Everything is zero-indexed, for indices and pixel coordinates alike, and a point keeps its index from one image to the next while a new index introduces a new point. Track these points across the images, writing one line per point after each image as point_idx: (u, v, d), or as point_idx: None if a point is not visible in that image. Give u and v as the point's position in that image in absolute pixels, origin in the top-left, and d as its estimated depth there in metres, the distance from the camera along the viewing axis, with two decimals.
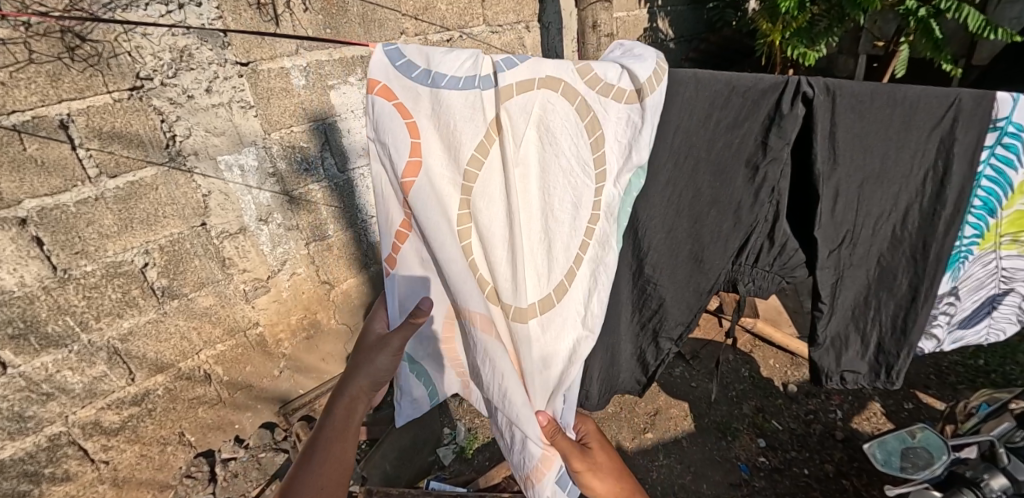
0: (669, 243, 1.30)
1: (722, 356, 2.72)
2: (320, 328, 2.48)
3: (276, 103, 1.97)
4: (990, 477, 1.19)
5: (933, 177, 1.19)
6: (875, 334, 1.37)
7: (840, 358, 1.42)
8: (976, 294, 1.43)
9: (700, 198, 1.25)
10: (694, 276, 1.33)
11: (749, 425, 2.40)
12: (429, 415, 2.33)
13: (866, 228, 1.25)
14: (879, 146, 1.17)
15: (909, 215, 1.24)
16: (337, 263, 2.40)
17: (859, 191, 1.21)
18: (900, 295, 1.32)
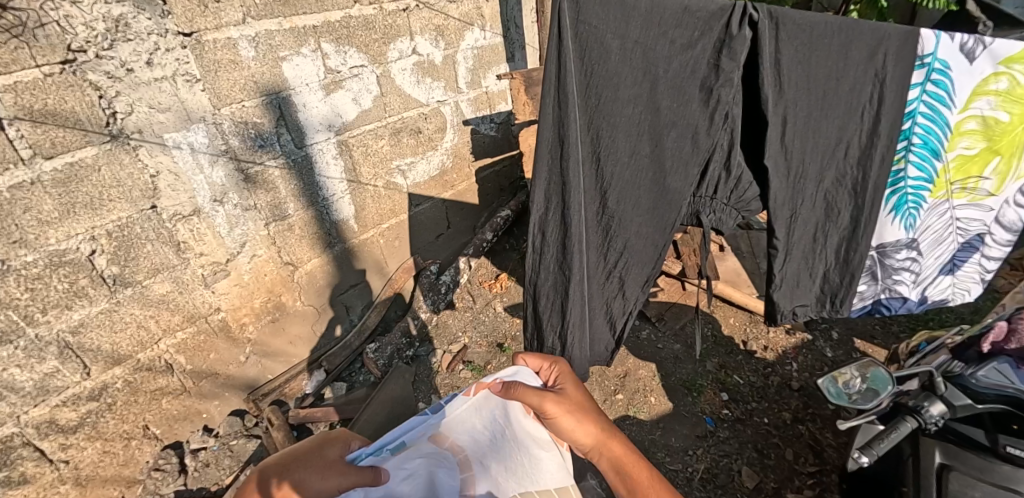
0: (631, 182, 1.39)
1: (686, 317, 2.82)
2: (285, 310, 2.42)
3: (224, 75, 1.86)
4: (930, 405, 1.33)
5: (869, 110, 1.37)
6: (822, 268, 1.53)
7: (794, 296, 1.53)
8: (938, 249, 1.61)
9: (662, 140, 1.34)
10: (659, 205, 1.42)
11: (712, 381, 2.53)
12: (402, 392, 2.37)
13: (812, 163, 1.39)
14: (823, 77, 1.30)
15: (851, 148, 1.41)
16: (300, 243, 2.34)
17: (808, 121, 1.34)
18: (844, 226, 1.49)
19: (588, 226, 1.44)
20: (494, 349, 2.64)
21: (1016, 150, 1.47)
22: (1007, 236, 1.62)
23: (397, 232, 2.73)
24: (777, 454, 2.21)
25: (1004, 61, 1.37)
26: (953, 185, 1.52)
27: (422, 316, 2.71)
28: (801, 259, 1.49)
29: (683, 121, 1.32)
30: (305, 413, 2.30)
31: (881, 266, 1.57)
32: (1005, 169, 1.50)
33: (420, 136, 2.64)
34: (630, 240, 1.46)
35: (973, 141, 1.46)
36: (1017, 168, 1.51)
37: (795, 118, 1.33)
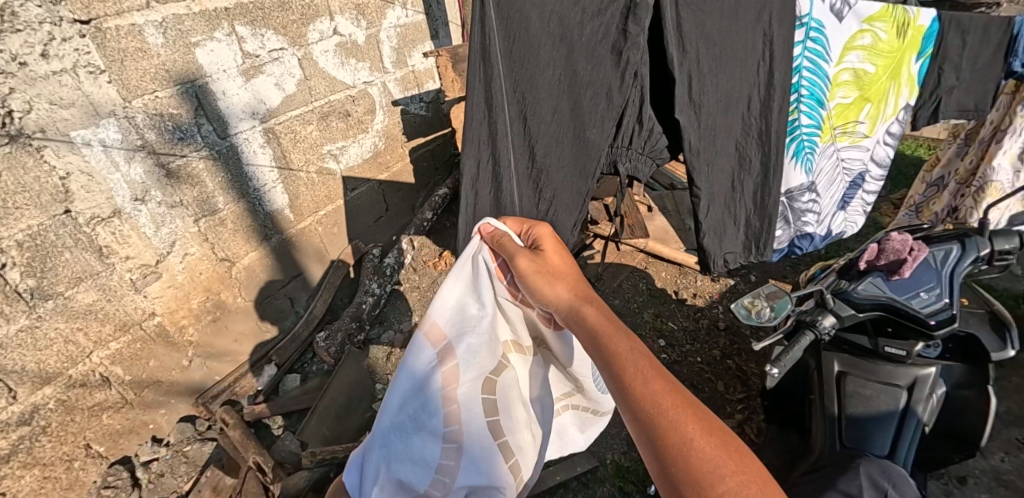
0: (556, 138, 1.50)
1: (623, 274, 3.02)
2: (226, 308, 2.35)
3: (131, 65, 1.75)
4: (823, 319, 1.42)
5: (763, 66, 1.54)
6: (743, 214, 1.71)
7: (722, 242, 1.71)
8: (832, 188, 1.86)
9: (580, 98, 1.44)
10: (585, 161, 1.51)
11: (650, 329, 2.75)
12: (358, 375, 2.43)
13: (718, 115, 1.53)
14: (717, 37, 1.44)
15: (752, 101, 1.57)
16: (235, 238, 2.27)
17: (708, 76, 1.46)
18: (756, 173, 1.66)
19: (521, 181, 1.56)
20: None
21: (883, 96, 1.73)
22: (879, 172, 1.90)
23: (336, 219, 2.70)
24: (711, 387, 2.47)
25: (865, 20, 1.60)
26: (837, 130, 1.76)
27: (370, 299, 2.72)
28: (720, 206, 1.65)
29: (598, 80, 1.41)
30: (261, 409, 2.27)
31: (791, 209, 1.79)
32: (875, 113, 1.76)
33: (349, 119, 2.60)
34: (557, 192, 1.57)
35: (849, 91, 1.70)
36: (884, 111, 1.77)
37: (701, 75, 1.44)
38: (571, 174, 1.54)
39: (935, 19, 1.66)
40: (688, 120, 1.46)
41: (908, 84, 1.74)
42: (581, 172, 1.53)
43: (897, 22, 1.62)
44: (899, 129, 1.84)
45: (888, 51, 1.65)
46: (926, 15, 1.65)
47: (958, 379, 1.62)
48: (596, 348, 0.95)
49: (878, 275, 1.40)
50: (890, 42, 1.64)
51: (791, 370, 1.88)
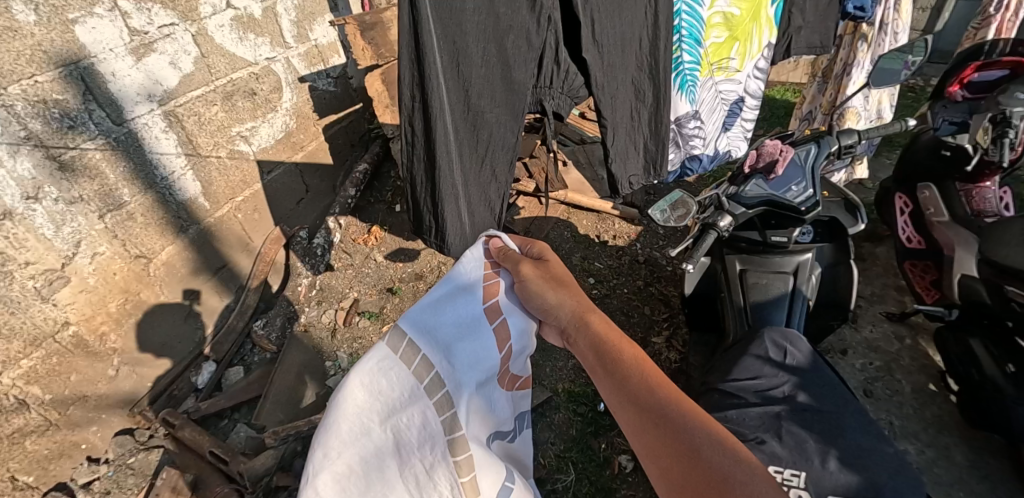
0: (486, 83, 1.57)
1: (548, 225, 3.17)
2: (148, 308, 2.19)
3: (2, 47, 1.59)
4: (721, 219, 1.59)
5: (650, 7, 1.72)
6: (642, 140, 1.90)
7: (626, 166, 1.90)
8: (713, 117, 2.12)
9: (506, 42, 1.52)
10: (512, 101, 1.62)
11: (579, 271, 2.95)
12: (306, 356, 2.41)
13: (619, 53, 1.70)
14: None
15: (642, 40, 1.75)
16: (147, 232, 2.14)
17: (610, 17, 1.62)
18: (648, 103, 1.85)
19: (453, 126, 1.61)
20: (384, 294, 2.73)
21: (748, 35, 1.98)
22: (753, 101, 2.18)
23: (254, 204, 2.60)
24: (641, 311, 2.73)
25: None
26: (712, 67, 2.00)
27: (303, 281, 2.67)
28: (625, 136, 1.86)
29: (519, 25, 1.51)
30: (206, 406, 2.19)
31: (679, 135, 2.05)
32: (744, 51, 2.01)
33: (256, 98, 2.51)
34: (492, 131, 1.66)
35: (720, 31, 1.93)
36: (752, 50, 2.03)
37: (601, 16, 1.60)
38: (502, 117, 1.64)
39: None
40: (597, 58, 1.64)
41: (767, 23, 2.02)
42: (511, 114, 1.64)
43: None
44: (764, 64, 2.11)
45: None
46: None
47: (829, 260, 1.97)
48: (606, 364, 0.91)
49: (761, 175, 1.62)
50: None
51: (706, 275, 2.13)
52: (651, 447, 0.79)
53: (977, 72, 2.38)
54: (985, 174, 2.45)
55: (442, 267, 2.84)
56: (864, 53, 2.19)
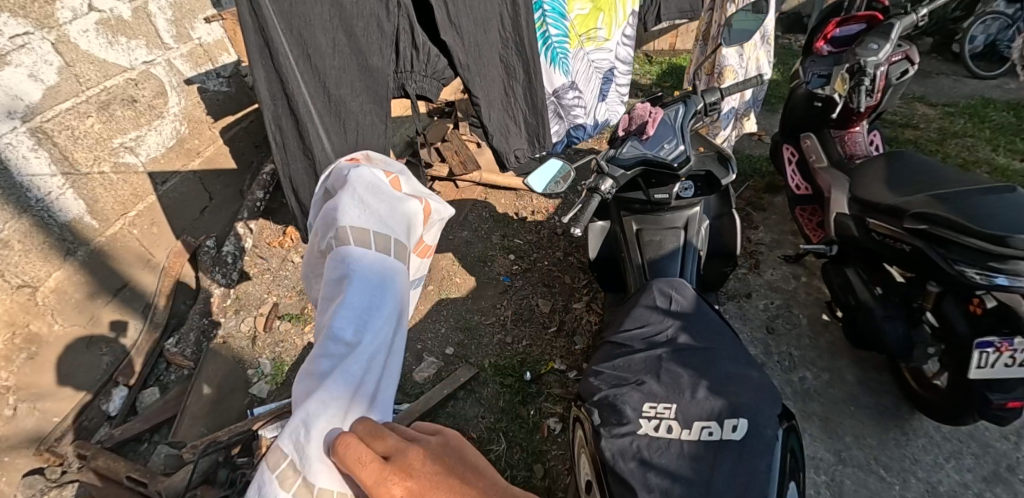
0: (339, 73, 1.64)
1: (467, 208, 3.19)
2: (42, 341, 2.08)
3: None
4: (602, 182, 1.67)
5: None
6: (521, 116, 1.86)
7: (509, 142, 1.85)
8: (589, 85, 2.00)
9: (350, 27, 1.58)
10: (370, 87, 1.69)
11: (500, 249, 2.98)
12: (227, 366, 2.37)
13: (480, 33, 1.66)
14: None
15: (504, 17, 1.69)
16: (27, 259, 2.01)
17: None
18: (522, 80, 1.80)
19: (316, 114, 1.68)
20: (304, 295, 2.71)
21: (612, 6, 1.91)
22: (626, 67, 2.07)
23: (151, 217, 2.48)
24: (561, 281, 2.82)
25: None
26: (581, 40, 1.91)
27: (215, 291, 2.60)
28: (503, 110, 1.82)
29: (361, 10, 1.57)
30: (121, 432, 2.10)
31: (558, 107, 1.95)
32: (609, 18, 1.88)
33: (137, 106, 2.39)
34: (356, 119, 1.73)
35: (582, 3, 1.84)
36: (617, 16, 1.91)
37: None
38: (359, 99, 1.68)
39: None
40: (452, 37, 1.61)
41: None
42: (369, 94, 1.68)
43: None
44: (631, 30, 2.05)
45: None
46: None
47: (715, 212, 2.11)
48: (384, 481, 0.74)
49: (632, 136, 1.72)
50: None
51: (607, 239, 2.23)
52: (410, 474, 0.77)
53: (838, 28, 2.58)
54: (852, 120, 2.69)
55: None
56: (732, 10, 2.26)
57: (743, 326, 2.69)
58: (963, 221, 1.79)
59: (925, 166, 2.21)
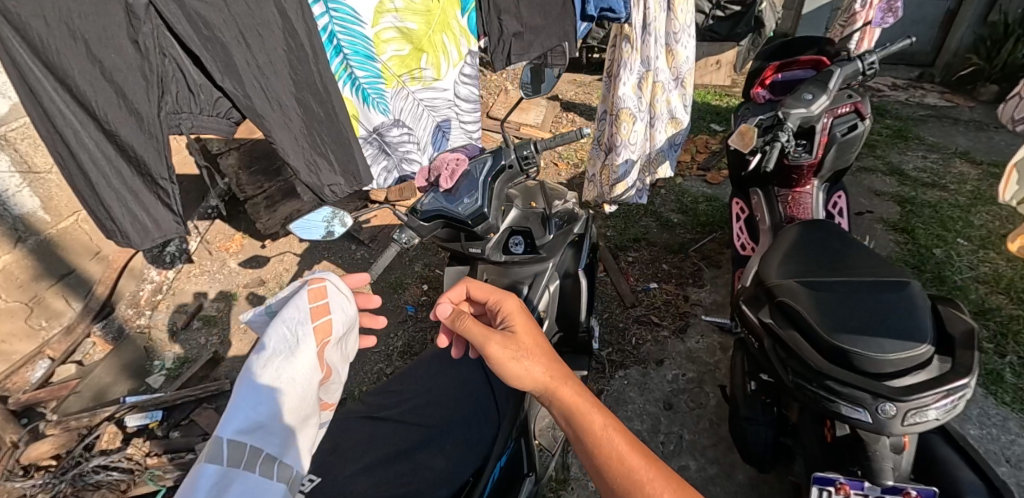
0: (105, 109, 1.43)
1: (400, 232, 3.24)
2: None
3: None
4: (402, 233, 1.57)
5: (290, 32, 1.50)
6: (333, 155, 1.78)
7: (321, 176, 1.79)
8: (422, 123, 1.95)
9: (102, 59, 1.35)
10: (145, 131, 1.50)
11: (417, 277, 2.99)
12: (135, 354, 2.66)
13: (265, 82, 1.53)
14: (228, 18, 1.39)
15: (294, 68, 1.56)
16: None
17: (239, 55, 1.45)
18: (325, 122, 1.69)
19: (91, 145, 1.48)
20: (226, 299, 2.93)
21: (438, 47, 1.81)
22: (469, 106, 1.99)
23: None
24: None
25: None
26: (404, 80, 1.80)
27: (153, 286, 2.93)
28: (303, 142, 1.69)
29: (106, 41, 1.33)
30: (27, 397, 2.41)
31: (382, 144, 1.92)
32: (434, 60, 1.82)
33: None
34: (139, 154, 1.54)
35: (400, 45, 1.75)
36: (445, 59, 1.84)
37: (226, 55, 1.43)
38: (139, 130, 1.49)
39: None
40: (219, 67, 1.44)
41: (463, 32, 1.83)
42: (150, 130, 1.50)
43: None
44: (474, 69, 1.93)
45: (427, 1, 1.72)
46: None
47: (565, 270, 1.89)
48: (577, 431, 0.92)
49: (433, 187, 1.58)
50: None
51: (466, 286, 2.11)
52: (553, 369, 1.01)
53: (778, 73, 2.30)
54: (795, 178, 2.33)
55: (285, 274, 3.02)
56: (630, 53, 2.18)
57: (640, 395, 2.42)
58: (819, 330, 1.42)
59: (845, 239, 1.80)
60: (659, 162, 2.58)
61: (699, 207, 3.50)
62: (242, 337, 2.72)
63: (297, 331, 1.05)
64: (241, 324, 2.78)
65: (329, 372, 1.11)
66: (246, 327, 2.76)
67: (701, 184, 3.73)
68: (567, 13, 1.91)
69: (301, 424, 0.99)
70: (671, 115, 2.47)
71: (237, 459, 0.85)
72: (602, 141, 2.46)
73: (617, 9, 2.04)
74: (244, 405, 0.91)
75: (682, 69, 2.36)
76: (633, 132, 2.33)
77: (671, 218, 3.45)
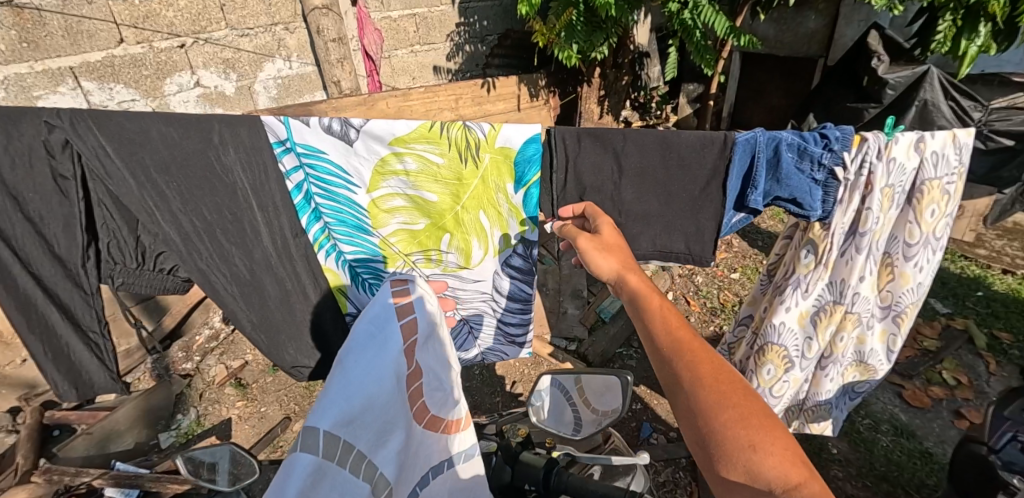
0: (31, 254, 1.24)
1: None
2: None
3: None
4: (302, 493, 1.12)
5: (241, 184, 1.26)
6: (305, 325, 1.45)
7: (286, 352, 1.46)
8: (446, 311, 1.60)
9: (23, 203, 1.20)
10: (75, 277, 1.31)
11: None
12: (164, 402, 2.56)
13: (206, 236, 1.27)
14: (167, 167, 1.20)
15: (246, 223, 1.29)
16: None
17: (177, 203, 1.24)
18: (285, 286, 1.39)
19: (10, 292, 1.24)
20: (267, 368, 2.78)
21: (468, 226, 1.42)
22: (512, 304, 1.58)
23: None
24: None
25: (397, 142, 1.28)
26: (413, 256, 1.48)
27: (214, 330, 2.91)
28: (258, 309, 1.38)
29: (31, 179, 1.19)
30: (60, 415, 2.45)
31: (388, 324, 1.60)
32: (458, 243, 1.45)
33: None
34: (70, 302, 1.32)
35: (412, 217, 1.41)
36: (472, 242, 1.45)
37: (162, 206, 1.23)
38: (60, 279, 1.29)
39: (537, 134, 1.26)
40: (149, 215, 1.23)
41: (510, 211, 1.39)
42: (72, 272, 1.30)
43: (462, 135, 1.27)
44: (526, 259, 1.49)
45: (457, 167, 1.33)
46: (519, 134, 1.26)
47: None
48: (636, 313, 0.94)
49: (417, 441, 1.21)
50: (452, 167, 1.32)
51: None
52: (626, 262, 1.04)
53: None
54: None
55: None
56: (811, 269, 1.52)
57: None
58: None
59: None
60: (815, 412, 1.75)
61: (878, 441, 2.34)
62: (256, 423, 2.50)
63: (385, 327, 0.95)
64: (262, 407, 2.58)
65: (422, 377, 0.96)
66: (264, 413, 2.55)
67: (889, 402, 2.54)
68: (708, 201, 1.29)
69: (394, 430, 0.86)
70: (856, 357, 1.65)
71: (333, 453, 0.75)
72: (738, 347, 1.92)
73: (808, 202, 1.30)
74: (335, 395, 0.81)
75: (900, 299, 1.54)
76: (783, 378, 1.67)
77: (826, 446, 2.33)
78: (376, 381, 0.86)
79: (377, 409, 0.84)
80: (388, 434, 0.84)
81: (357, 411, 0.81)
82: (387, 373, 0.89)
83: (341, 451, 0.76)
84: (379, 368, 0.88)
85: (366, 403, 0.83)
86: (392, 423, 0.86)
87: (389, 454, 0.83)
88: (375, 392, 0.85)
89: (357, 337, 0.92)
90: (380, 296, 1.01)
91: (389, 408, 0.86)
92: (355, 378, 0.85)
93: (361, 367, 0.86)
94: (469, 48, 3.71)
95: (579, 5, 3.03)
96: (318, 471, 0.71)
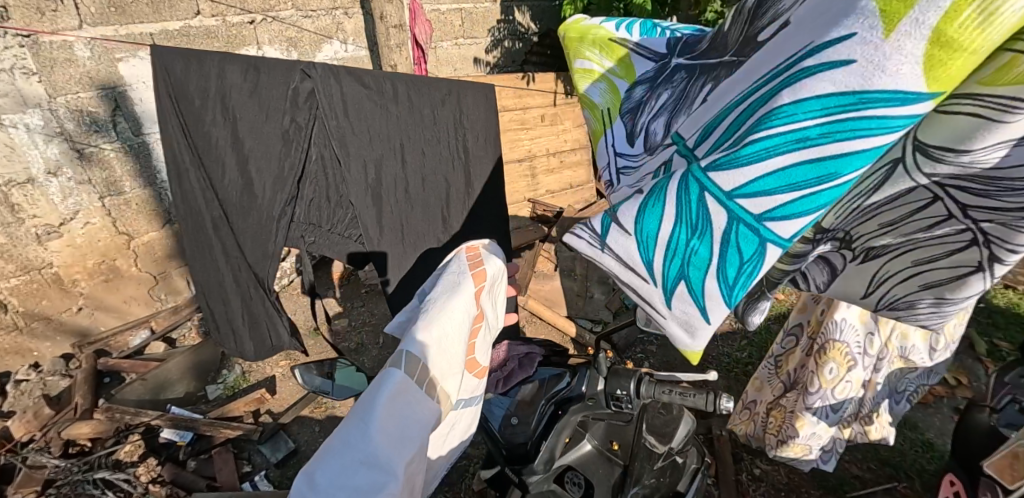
0: (246, 201, 1.58)
1: None
2: (119, 273, 2.68)
3: (57, 73, 2.15)
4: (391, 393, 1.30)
5: (429, 130, 1.78)
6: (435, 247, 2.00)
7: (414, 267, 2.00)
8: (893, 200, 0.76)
9: (253, 151, 1.51)
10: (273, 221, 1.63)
11: None
12: (210, 357, 2.68)
13: (394, 178, 1.76)
14: (382, 124, 1.65)
15: (422, 163, 1.82)
16: (136, 217, 2.61)
17: (380, 153, 1.68)
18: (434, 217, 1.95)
19: (223, 236, 1.61)
20: (307, 332, 2.92)
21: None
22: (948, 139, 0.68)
23: None
24: None
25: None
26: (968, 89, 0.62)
27: None
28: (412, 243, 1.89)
29: (263, 135, 1.49)
30: (113, 362, 2.57)
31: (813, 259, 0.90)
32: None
33: None
34: (263, 243, 1.67)
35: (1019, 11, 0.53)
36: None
37: (372, 157, 1.67)
38: (264, 226, 1.63)
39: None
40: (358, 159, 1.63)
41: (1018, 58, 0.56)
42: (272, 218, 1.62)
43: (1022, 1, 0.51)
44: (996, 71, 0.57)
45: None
46: None
47: None
48: None
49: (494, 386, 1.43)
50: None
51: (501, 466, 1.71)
52: None
53: None
54: None
55: (365, 331, 2.95)
56: None
57: None
58: None
59: None
60: (870, 416, 1.64)
61: None
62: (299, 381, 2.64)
63: (460, 278, 1.08)
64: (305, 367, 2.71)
65: (485, 319, 1.10)
66: None
67: None
68: None
69: (460, 366, 0.99)
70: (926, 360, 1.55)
71: (414, 374, 0.87)
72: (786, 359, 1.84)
73: None
74: (422, 329, 0.94)
75: None
76: (845, 378, 1.56)
77: None
78: (451, 319, 0.99)
79: (450, 347, 0.96)
80: (450, 371, 0.96)
81: (439, 343, 0.94)
82: (463, 313, 1.02)
83: (416, 381, 0.87)
84: (457, 308, 1.01)
85: (443, 340, 0.95)
86: (456, 362, 0.98)
87: (448, 387, 0.95)
88: (452, 332, 0.97)
89: (440, 286, 1.06)
90: (461, 253, 1.17)
91: (458, 349, 0.99)
92: (438, 314, 0.98)
93: (440, 308, 0.99)
94: (507, 43, 3.89)
95: (620, 10, 3.22)
96: (405, 391, 0.84)
